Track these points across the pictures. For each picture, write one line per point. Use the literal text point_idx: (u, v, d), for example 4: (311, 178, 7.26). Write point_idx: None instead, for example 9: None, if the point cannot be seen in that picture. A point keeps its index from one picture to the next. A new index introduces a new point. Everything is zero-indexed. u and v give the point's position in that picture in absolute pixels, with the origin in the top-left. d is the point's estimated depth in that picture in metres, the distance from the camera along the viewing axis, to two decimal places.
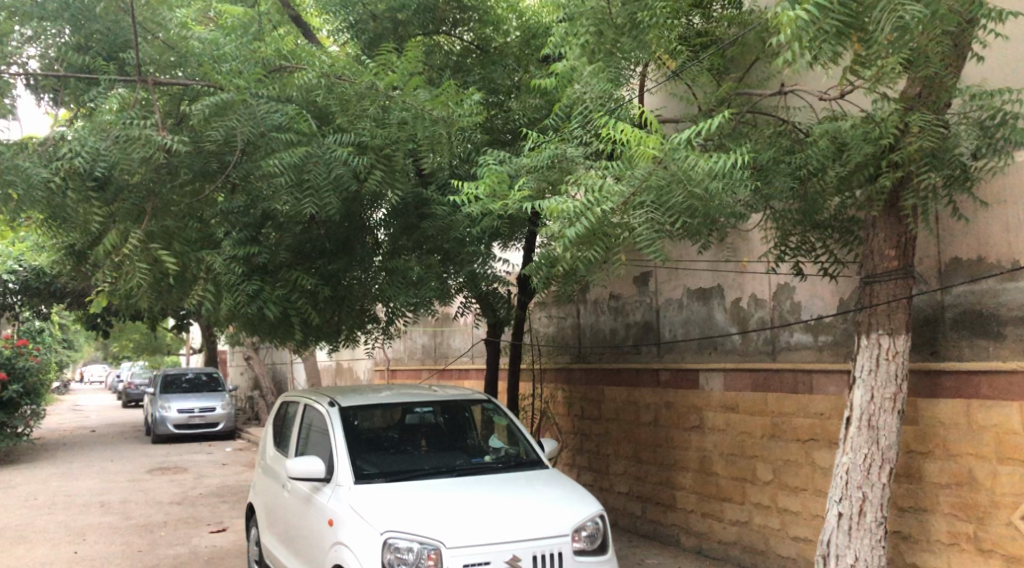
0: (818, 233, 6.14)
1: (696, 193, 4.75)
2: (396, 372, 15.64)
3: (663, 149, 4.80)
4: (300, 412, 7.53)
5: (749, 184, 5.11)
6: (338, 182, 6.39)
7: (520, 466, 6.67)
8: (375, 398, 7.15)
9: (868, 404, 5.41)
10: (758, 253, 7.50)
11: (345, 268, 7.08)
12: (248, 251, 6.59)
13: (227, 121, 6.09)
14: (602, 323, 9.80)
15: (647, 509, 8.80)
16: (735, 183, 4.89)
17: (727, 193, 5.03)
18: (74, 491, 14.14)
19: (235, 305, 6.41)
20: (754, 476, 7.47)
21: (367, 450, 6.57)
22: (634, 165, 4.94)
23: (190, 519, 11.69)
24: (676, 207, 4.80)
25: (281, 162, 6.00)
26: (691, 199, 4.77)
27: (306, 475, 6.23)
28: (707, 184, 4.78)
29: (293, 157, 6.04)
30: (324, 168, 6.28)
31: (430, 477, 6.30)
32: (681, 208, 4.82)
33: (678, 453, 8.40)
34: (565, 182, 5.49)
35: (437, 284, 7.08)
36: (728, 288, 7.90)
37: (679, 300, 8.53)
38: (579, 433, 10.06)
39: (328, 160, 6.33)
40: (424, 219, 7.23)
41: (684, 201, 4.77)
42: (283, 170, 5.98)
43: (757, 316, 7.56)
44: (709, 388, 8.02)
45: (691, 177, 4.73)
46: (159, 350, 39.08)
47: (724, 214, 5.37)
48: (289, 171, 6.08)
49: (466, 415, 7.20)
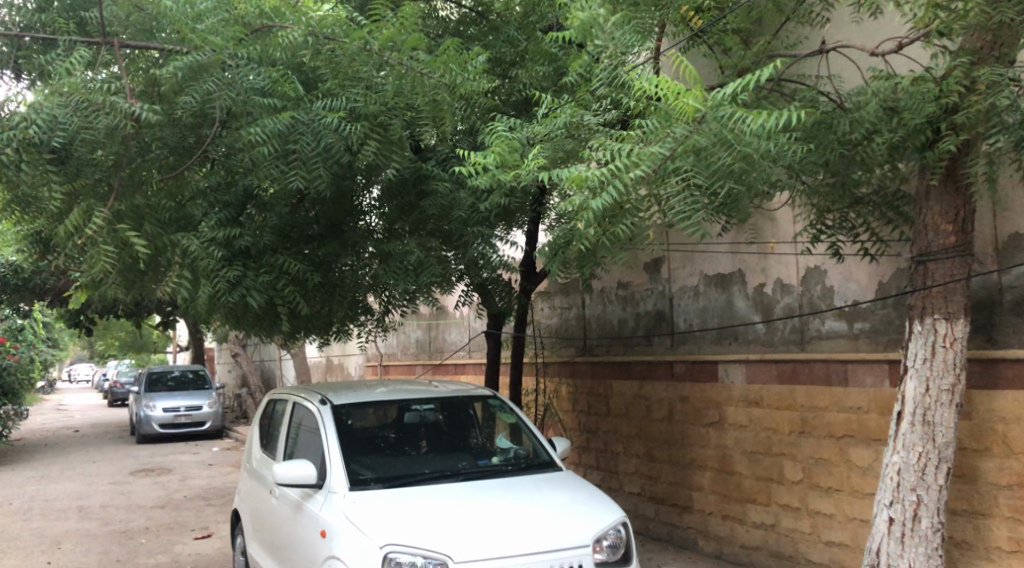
0: (859, 208, 5.58)
1: (741, 156, 4.17)
2: (389, 368, 15.03)
3: (703, 106, 4.23)
4: (287, 411, 6.91)
5: (794, 149, 4.52)
6: (328, 151, 5.81)
7: (531, 468, 6.07)
8: (370, 395, 6.54)
9: (923, 397, 4.80)
10: (786, 235, 6.92)
11: (337, 254, 6.47)
12: (227, 233, 5.92)
13: (200, 85, 5.54)
14: (610, 313, 9.22)
15: (661, 511, 8.24)
16: (782, 146, 4.31)
17: (772, 160, 4.45)
18: (53, 495, 13.47)
19: (213, 293, 5.74)
20: (781, 476, 6.90)
21: (362, 453, 5.96)
22: (669, 125, 4.34)
23: (173, 525, 11.04)
24: (718, 173, 4.23)
25: (264, 130, 5.46)
26: (735, 164, 4.19)
27: (295, 482, 5.60)
28: (754, 146, 4.20)
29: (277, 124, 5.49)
30: (312, 137, 5.71)
31: (432, 482, 5.69)
32: (723, 174, 4.24)
33: (695, 451, 7.82)
34: (583, 151, 4.91)
35: (439, 268, 6.46)
36: (750, 273, 7.33)
37: (695, 286, 7.95)
38: (585, 431, 9.48)
39: (315, 128, 5.76)
40: (423, 197, 6.67)
41: (728, 165, 4.19)
42: (267, 139, 5.47)
43: (785, 303, 6.98)
44: (730, 381, 7.45)
45: (736, 138, 4.15)
46: (145, 349, 38.34)
47: (762, 187, 4.78)
48: (273, 139, 5.52)
49: (469, 412, 6.60)
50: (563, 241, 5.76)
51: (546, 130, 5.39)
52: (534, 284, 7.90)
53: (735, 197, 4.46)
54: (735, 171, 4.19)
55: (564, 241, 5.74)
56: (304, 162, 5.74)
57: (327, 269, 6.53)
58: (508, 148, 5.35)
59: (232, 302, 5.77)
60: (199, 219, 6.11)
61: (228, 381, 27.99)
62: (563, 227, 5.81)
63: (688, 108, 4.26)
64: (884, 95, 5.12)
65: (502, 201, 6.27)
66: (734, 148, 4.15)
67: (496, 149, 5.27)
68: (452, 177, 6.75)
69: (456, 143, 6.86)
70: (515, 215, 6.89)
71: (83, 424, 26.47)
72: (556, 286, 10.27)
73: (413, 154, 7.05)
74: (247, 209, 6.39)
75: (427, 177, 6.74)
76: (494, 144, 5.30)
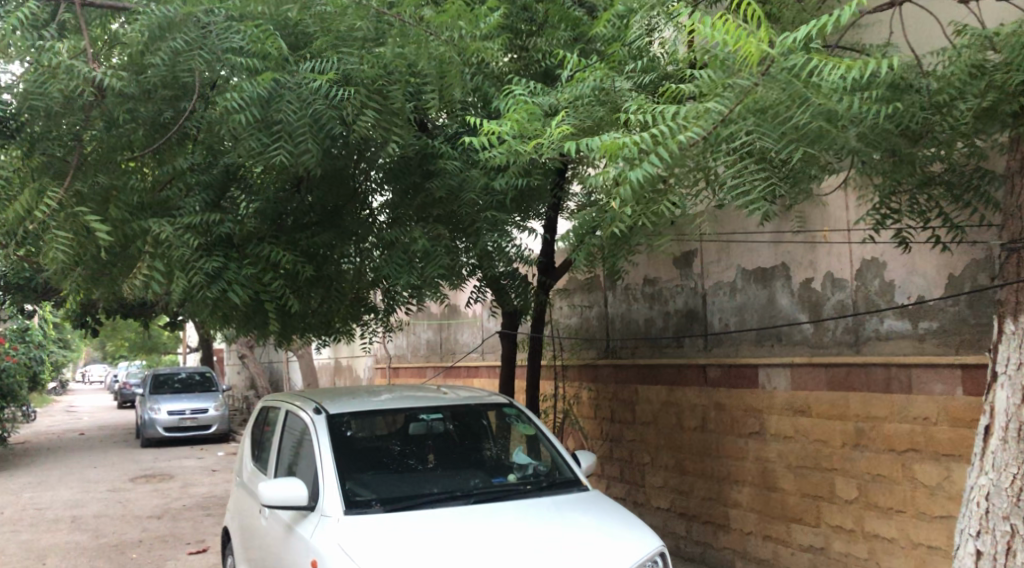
0: (932, 190, 4.83)
1: (815, 115, 3.50)
2: (398, 371, 14.34)
3: (767, 57, 3.57)
4: (279, 420, 6.23)
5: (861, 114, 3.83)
6: (317, 120, 5.20)
7: (553, 488, 5.32)
8: (372, 402, 5.84)
9: (1017, 407, 3.77)
10: (840, 222, 6.15)
11: (334, 243, 5.79)
12: (207, 218, 5.24)
13: (170, 42, 5.16)
14: (636, 312, 8.48)
15: (693, 529, 7.50)
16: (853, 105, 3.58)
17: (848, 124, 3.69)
18: (46, 503, 12.89)
19: (190, 288, 5.06)
20: (832, 493, 6.14)
21: (361, 469, 5.26)
22: (734, 75, 3.59)
23: (168, 537, 10.41)
24: (785, 139, 3.57)
25: (241, 96, 4.98)
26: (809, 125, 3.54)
27: (284, 504, 4.89)
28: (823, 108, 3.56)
29: (257, 90, 5.01)
30: (299, 104, 5.14)
31: (439, 505, 4.96)
32: (795, 137, 3.57)
33: (732, 464, 7.07)
34: (622, 117, 4.22)
35: (449, 260, 5.74)
36: (795, 267, 6.58)
37: (732, 282, 7.21)
38: (608, 439, 8.74)
39: (302, 95, 5.20)
40: (430, 177, 6.01)
41: (798, 124, 3.52)
42: (243, 106, 4.97)
43: (835, 299, 6.23)
44: (772, 388, 6.71)
45: (809, 93, 3.48)
46: (156, 350, 37.90)
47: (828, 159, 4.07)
48: (254, 106, 5.05)
49: (482, 422, 5.88)
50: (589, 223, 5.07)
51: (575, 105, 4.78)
52: (554, 279, 7.21)
53: (796, 170, 3.76)
54: (808, 133, 3.53)
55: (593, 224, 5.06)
56: (293, 135, 5.15)
57: (322, 262, 5.86)
58: (527, 115, 4.71)
59: (211, 298, 5.09)
60: (178, 203, 5.46)
61: (236, 384, 27.37)
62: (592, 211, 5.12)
63: (752, 51, 3.49)
64: (959, 53, 4.45)
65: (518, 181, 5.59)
66: (808, 105, 3.47)
67: (514, 115, 4.70)
68: (463, 157, 6.07)
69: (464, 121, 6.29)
70: (534, 200, 6.19)
71: (89, 427, 25.88)
72: (576, 282, 9.54)
73: (419, 130, 6.33)
74: (234, 193, 5.73)
75: (433, 158, 6.09)
76: (511, 113, 4.67)
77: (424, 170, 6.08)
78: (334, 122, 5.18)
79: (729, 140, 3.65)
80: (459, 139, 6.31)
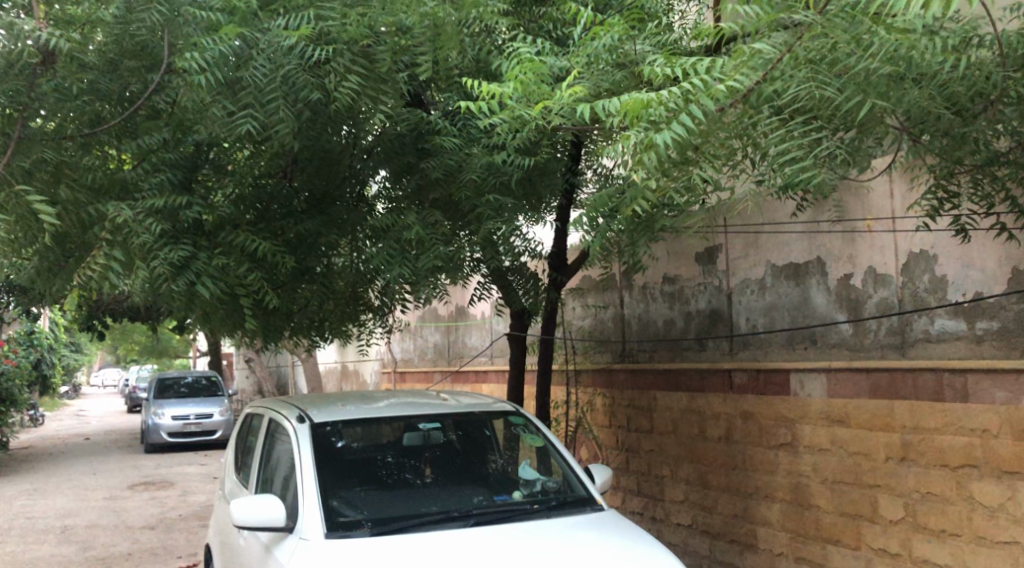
0: (1001, 167, 4.16)
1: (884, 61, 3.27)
2: (405, 375, 13.79)
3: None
4: (263, 429, 5.67)
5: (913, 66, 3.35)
6: (290, 84, 4.92)
7: (565, 509, 4.69)
8: (365, 409, 5.27)
9: None
10: (884, 211, 5.53)
11: (319, 232, 5.46)
12: (169, 199, 4.87)
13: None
14: (654, 313, 7.87)
15: (717, 548, 6.90)
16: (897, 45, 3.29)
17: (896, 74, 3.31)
18: (39, 512, 12.42)
19: (152, 280, 4.61)
20: (874, 512, 5.50)
21: (346, 484, 4.68)
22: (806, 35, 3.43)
23: (160, 550, 9.88)
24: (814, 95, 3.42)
25: (203, 54, 4.74)
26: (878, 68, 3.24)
27: (256, 527, 4.31)
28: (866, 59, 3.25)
29: (220, 48, 4.80)
30: (267, 63, 4.87)
31: (434, 527, 4.36)
32: (862, 85, 3.36)
33: (761, 479, 6.45)
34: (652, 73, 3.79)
35: (450, 250, 5.26)
36: (832, 261, 5.97)
37: (760, 279, 6.61)
38: (624, 449, 8.14)
39: (273, 54, 4.93)
40: (425, 156, 5.73)
41: (866, 70, 3.33)
42: (204, 70, 4.69)
43: (878, 297, 5.62)
44: (807, 395, 6.11)
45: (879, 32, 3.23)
46: (166, 355, 37.55)
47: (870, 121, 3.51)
48: (219, 66, 4.87)
49: (485, 432, 5.29)
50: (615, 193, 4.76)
51: (590, 79, 4.62)
52: (567, 275, 6.63)
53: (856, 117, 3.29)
54: (875, 82, 3.32)
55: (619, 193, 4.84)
56: (262, 97, 4.89)
57: (307, 251, 5.54)
58: (534, 72, 4.50)
59: (179, 292, 4.66)
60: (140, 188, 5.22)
61: (245, 389, 26.91)
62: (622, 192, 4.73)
63: None
64: None
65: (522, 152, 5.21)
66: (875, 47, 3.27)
67: (523, 75, 4.47)
68: (462, 132, 5.78)
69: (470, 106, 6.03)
70: (541, 183, 5.80)
71: (96, 432, 25.43)
72: (590, 282, 8.93)
73: (414, 105, 6.10)
74: (205, 173, 5.47)
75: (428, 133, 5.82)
76: (514, 73, 4.46)
77: (419, 148, 5.79)
78: (316, 89, 4.89)
79: (771, 99, 3.55)
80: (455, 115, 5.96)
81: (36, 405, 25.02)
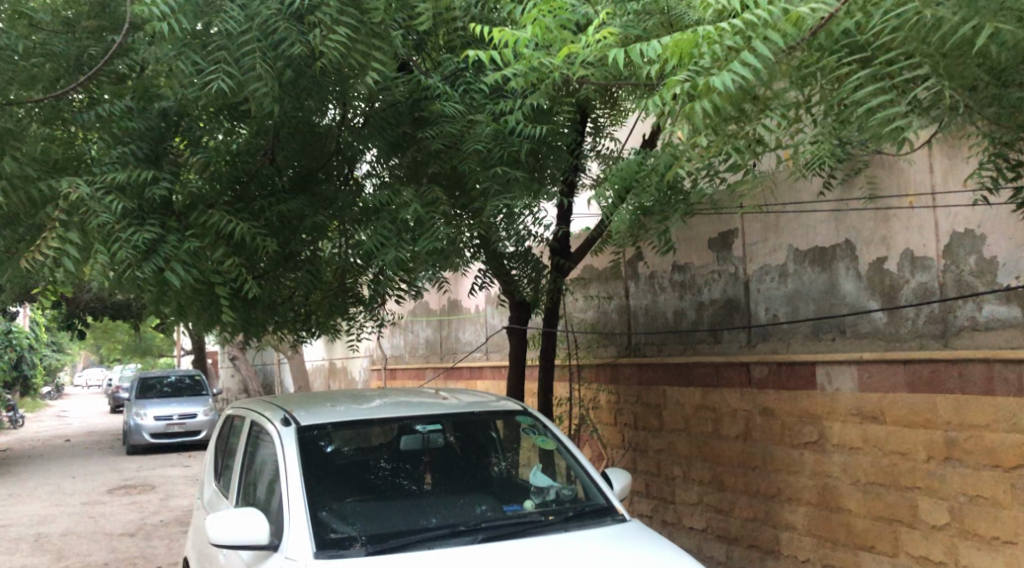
0: None
1: None
2: (396, 373, 13.26)
3: None
4: (243, 435, 5.14)
5: None
6: (268, 32, 4.45)
7: (583, 521, 4.19)
8: (358, 409, 4.76)
9: None
10: (923, 187, 5.09)
11: (305, 212, 5.05)
12: (131, 174, 4.43)
13: None
14: (663, 304, 7.38)
15: (734, 554, 6.45)
16: None
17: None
18: (13, 519, 11.83)
19: (113, 265, 4.17)
20: (914, 517, 5.05)
21: (335, 494, 4.16)
22: None
23: (138, 559, 9.32)
24: (903, 22, 3.11)
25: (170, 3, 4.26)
26: None
27: (237, 546, 3.81)
28: None
29: None
30: (241, 12, 4.44)
31: (436, 543, 3.85)
32: (977, 7, 2.94)
33: (783, 480, 5.99)
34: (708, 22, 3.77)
35: (452, 230, 4.81)
36: (862, 244, 5.52)
37: (781, 266, 6.14)
38: (630, 448, 7.67)
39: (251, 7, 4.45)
40: (422, 127, 5.34)
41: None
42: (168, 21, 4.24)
43: (916, 283, 5.16)
44: (835, 390, 5.64)
45: None
46: (149, 354, 36.86)
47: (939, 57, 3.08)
48: (184, 13, 4.44)
49: (489, 434, 4.78)
50: (637, 162, 4.77)
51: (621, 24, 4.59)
52: (570, 261, 6.30)
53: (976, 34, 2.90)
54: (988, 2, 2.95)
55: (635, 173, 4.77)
56: (235, 52, 4.41)
57: (288, 235, 5.11)
58: (554, 18, 4.41)
59: (145, 278, 4.22)
60: (102, 163, 4.73)
61: (230, 387, 26.30)
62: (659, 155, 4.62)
63: None
64: None
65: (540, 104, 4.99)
66: None
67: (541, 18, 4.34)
68: (463, 101, 5.39)
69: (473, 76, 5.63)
70: (549, 157, 5.46)
71: (76, 433, 24.73)
72: (592, 272, 8.46)
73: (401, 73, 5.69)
74: (175, 145, 5.02)
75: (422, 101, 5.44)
76: (534, 16, 4.34)
77: (415, 117, 5.41)
78: (299, 45, 4.39)
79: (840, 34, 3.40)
80: (458, 77, 5.70)
81: (12, 406, 24.26)
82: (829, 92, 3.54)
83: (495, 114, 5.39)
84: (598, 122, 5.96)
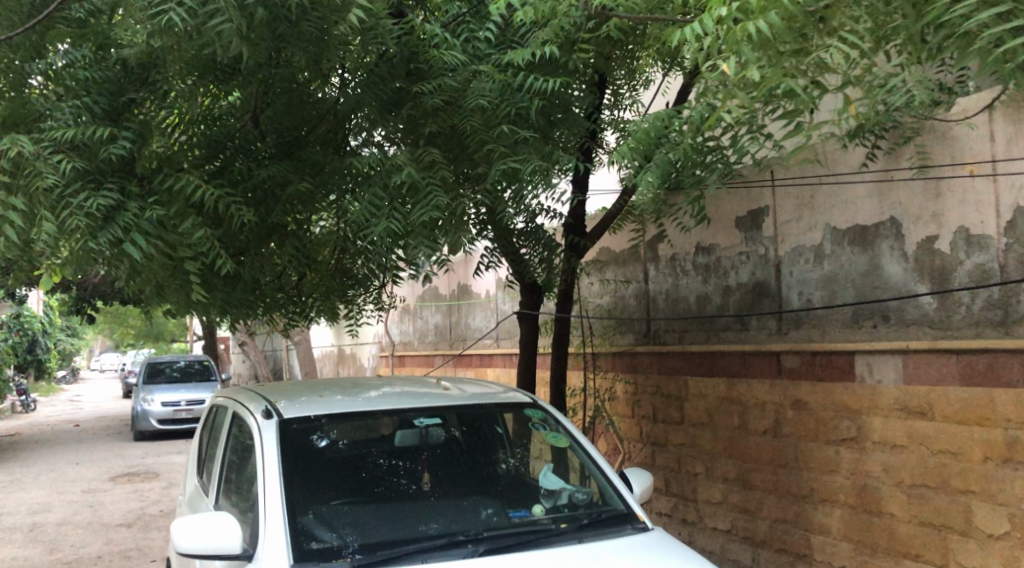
0: None
1: None
2: (404, 360, 12.82)
3: None
4: (226, 425, 4.73)
5: None
6: None
7: (600, 530, 3.69)
8: (349, 399, 4.28)
9: None
10: (984, 157, 4.58)
11: (288, 179, 4.67)
12: (87, 131, 4.14)
13: None
14: (685, 289, 6.86)
15: (761, 557, 5.95)
16: None
17: None
18: (12, 507, 11.51)
19: (60, 232, 3.91)
20: (967, 523, 4.54)
21: (317, 497, 3.70)
22: None
23: (134, 551, 8.94)
24: None
25: None
26: None
27: (207, 555, 3.35)
28: None
29: None
30: None
31: (429, 555, 3.37)
32: None
33: (817, 479, 5.48)
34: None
35: (449, 199, 4.38)
36: (909, 221, 4.98)
37: (817, 247, 5.62)
38: (649, 442, 7.18)
39: None
40: (416, 79, 5.08)
41: None
42: None
43: (972, 264, 4.63)
44: (876, 382, 5.13)
45: None
46: (160, 339, 36.68)
47: None
48: None
49: (495, 429, 4.31)
50: (665, 119, 4.36)
51: None
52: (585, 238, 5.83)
53: None
54: None
55: (661, 130, 4.38)
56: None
57: (272, 204, 4.77)
58: None
59: (102, 249, 3.92)
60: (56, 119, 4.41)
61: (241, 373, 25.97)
62: (692, 114, 4.12)
63: None
64: None
65: (549, 47, 4.72)
66: None
67: None
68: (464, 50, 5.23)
69: (484, 36, 5.36)
70: (562, 121, 5.07)
71: (84, 418, 24.49)
72: (608, 254, 7.95)
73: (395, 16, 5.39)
74: (137, 97, 4.64)
75: (416, 57, 5.11)
76: None
77: (409, 70, 5.11)
78: None
79: None
80: (461, 22, 5.50)
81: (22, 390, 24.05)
82: (897, 33, 3.01)
83: (497, 64, 5.18)
84: (617, 93, 5.66)
